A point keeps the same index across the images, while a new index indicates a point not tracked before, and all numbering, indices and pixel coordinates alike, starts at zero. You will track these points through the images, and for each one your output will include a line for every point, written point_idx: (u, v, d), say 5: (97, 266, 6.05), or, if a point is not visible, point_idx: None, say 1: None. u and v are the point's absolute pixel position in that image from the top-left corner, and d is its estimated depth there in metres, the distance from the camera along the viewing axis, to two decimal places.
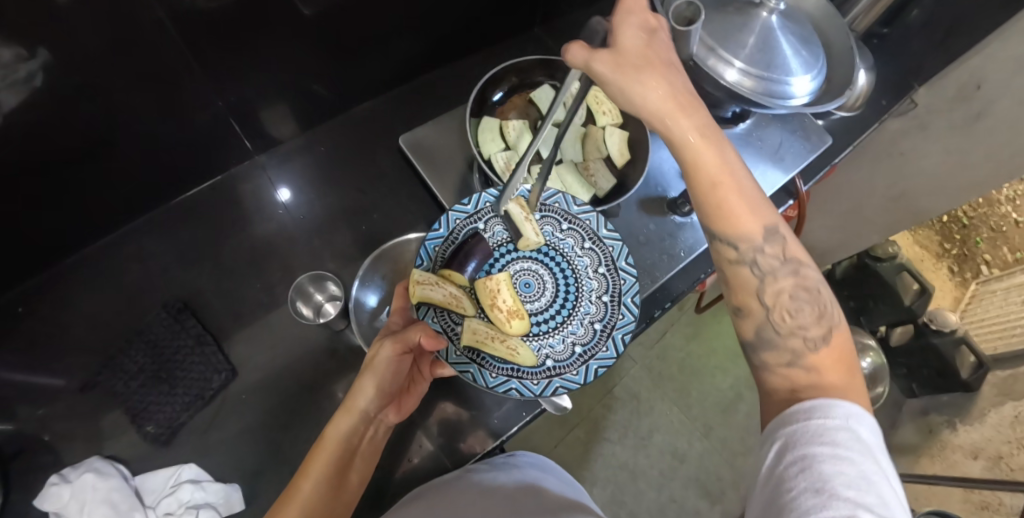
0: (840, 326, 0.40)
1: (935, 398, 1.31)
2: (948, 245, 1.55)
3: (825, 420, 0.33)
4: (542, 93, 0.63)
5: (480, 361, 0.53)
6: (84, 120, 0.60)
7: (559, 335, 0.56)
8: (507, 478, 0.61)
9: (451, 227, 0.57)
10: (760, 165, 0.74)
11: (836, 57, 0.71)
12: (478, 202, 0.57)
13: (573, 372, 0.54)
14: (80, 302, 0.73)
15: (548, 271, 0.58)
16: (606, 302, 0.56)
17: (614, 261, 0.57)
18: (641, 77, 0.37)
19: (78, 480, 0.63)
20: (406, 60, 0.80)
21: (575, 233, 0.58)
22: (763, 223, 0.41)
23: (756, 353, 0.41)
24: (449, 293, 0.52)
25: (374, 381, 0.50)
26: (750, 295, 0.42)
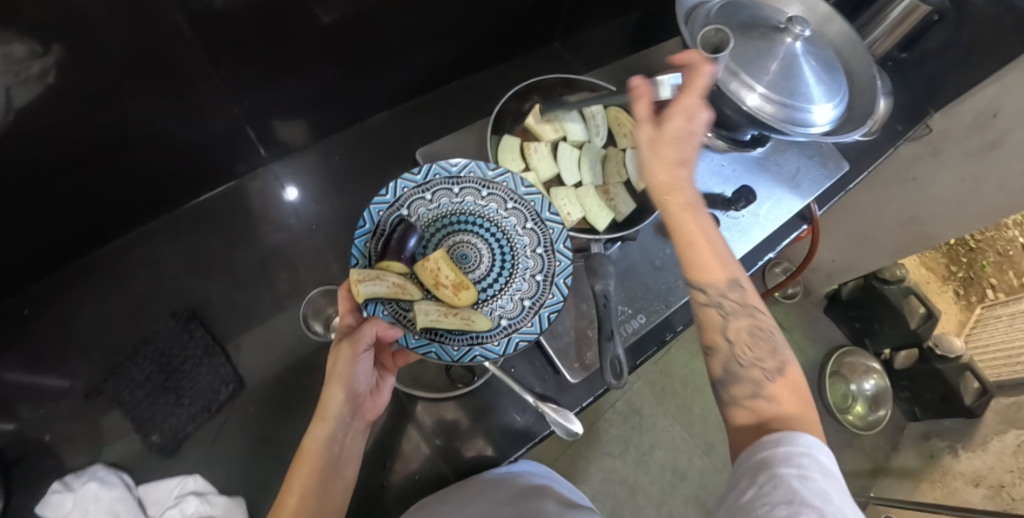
0: (793, 365, 0.44)
1: (936, 423, 1.30)
2: (954, 268, 1.54)
3: (791, 447, 0.36)
4: (563, 112, 0.60)
5: (439, 336, 0.51)
6: (99, 121, 0.59)
7: (507, 294, 0.54)
8: (508, 488, 0.59)
9: (376, 221, 0.53)
10: (776, 191, 0.73)
11: (858, 85, 0.70)
12: (396, 190, 0.54)
13: (528, 324, 0.53)
14: (87, 305, 0.72)
15: (481, 238, 0.56)
16: (543, 253, 0.55)
17: (540, 214, 0.55)
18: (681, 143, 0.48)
19: (81, 488, 0.61)
20: (424, 71, 0.80)
21: (495, 196, 0.55)
22: (729, 274, 0.46)
23: (724, 389, 0.44)
24: (382, 285, 0.48)
25: (341, 385, 0.47)
26: (715, 333, 0.46)
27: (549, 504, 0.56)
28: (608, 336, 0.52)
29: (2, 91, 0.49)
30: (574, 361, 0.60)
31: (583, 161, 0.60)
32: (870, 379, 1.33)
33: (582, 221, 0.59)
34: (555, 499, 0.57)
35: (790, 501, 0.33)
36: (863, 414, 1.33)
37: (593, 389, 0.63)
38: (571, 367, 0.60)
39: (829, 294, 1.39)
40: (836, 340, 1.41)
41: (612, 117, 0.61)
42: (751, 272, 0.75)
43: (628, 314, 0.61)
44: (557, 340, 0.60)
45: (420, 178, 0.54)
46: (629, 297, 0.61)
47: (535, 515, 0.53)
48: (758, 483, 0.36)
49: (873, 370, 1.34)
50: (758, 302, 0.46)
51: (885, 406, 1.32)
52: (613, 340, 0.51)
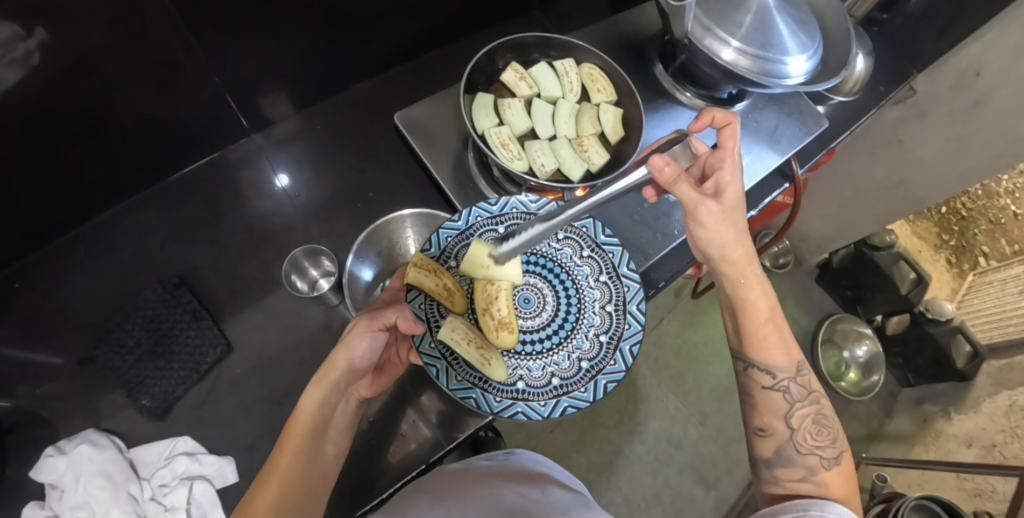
0: (847, 454, 0.48)
1: (930, 388, 1.31)
2: (946, 237, 1.54)
3: (822, 513, 0.40)
4: (538, 70, 0.62)
5: (452, 360, 0.52)
6: (81, 92, 0.59)
7: (541, 362, 0.54)
8: (508, 472, 0.55)
9: (470, 222, 0.55)
10: (755, 147, 0.74)
11: (833, 39, 0.71)
12: (506, 205, 0.55)
13: (539, 402, 0.52)
14: (76, 278, 0.72)
15: (552, 291, 0.57)
16: (611, 312, 0.56)
17: (596, 240, 0.58)
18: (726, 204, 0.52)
19: (73, 451, 0.61)
20: (404, 41, 0.79)
21: (572, 242, 0.58)
22: (796, 359, 0.50)
23: (768, 468, 0.48)
24: (443, 284, 0.51)
25: (345, 355, 0.49)
26: (776, 417, 0.49)
27: (554, 492, 0.52)
28: None
29: None
30: None
31: (558, 116, 0.61)
32: (862, 346, 1.34)
33: (556, 174, 0.59)
34: (558, 488, 0.54)
35: None
36: (857, 380, 1.33)
37: None
38: None
39: (821, 264, 1.40)
40: (828, 308, 1.42)
41: (586, 74, 0.62)
42: None
43: None
44: None
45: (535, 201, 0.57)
46: None
47: (540, 500, 0.49)
48: None
49: (865, 336, 1.35)
50: (822, 391, 0.50)
51: (879, 371, 1.32)
52: None
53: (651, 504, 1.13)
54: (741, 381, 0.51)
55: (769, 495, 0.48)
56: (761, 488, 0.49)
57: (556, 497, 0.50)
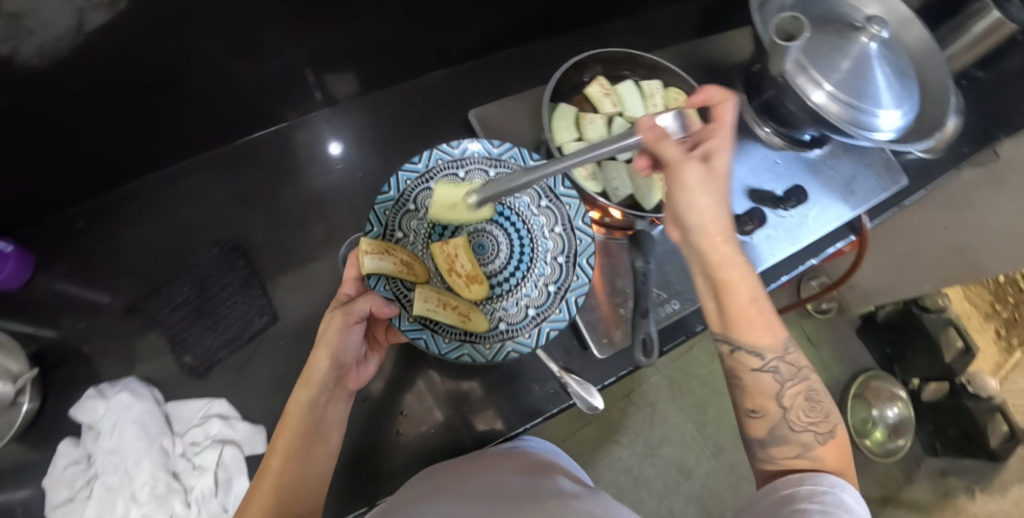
0: (840, 426, 0.47)
1: (956, 461, 1.26)
2: (999, 307, 1.45)
3: (816, 486, 0.41)
4: (624, 87, 0.60)
5: (434, 327, 0.52)
6: (166, 44, 0.59)
7: (513, 299, 0.55)
8: (516, 458, 0.58)
9: (401, 189, 0.55)
10: (829, 194, 0.71)
11: (928, 97, 0.69)
12: (430, 160, 0.56)
13: (525, 335, 0.54)
14: (135, 225, 0.73)
15: (503, 234, 0.57)
16: (561, 232, 0.56)
17: (553, 190, 0.56)
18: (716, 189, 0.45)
19: (114, 397, 0.62)
20: (485, 34, 0.77)
21: (509, 179, 0.56)
22: (780, 337, 0.46)
23: (763, 448, 0.47)
24: (392, 258, 0.50)
25: (327, 353, 0.47)
26: (768, 398, 0.47)
27: (562, 480, 0.54)
28: (643, 314, 0.51)
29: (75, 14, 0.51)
30: (602, 336, 0.56)
31: None
32: (893, 407, 1.28)
33: (628, 199, 0.58)
34: (569, 479, 0.56)
35: None
36: (882, 441, 1.28)
37: (617, 369, 0.59)
38: (599, 342, 0.55)
39: (863, 315, 1.35)
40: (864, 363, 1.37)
41: (672, 98, 0.60)
42: (790, 274, 0.72)
43: (663, 298, 0.59)
44: (587, 312, 0.56)
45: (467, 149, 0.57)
46: (664, 281, 0.60)
47: (550, 489, 0.51)
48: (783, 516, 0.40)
49: (898, 398, 1.29)
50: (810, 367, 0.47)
51: (906, 435, 1.27)
52: (646, 319, 0.50)
53: None
54: (727, 365, 0.48)
55: (764, 469, 0.47)
56: (756, 469, 0.48)
57: (561, 486, 0.53)
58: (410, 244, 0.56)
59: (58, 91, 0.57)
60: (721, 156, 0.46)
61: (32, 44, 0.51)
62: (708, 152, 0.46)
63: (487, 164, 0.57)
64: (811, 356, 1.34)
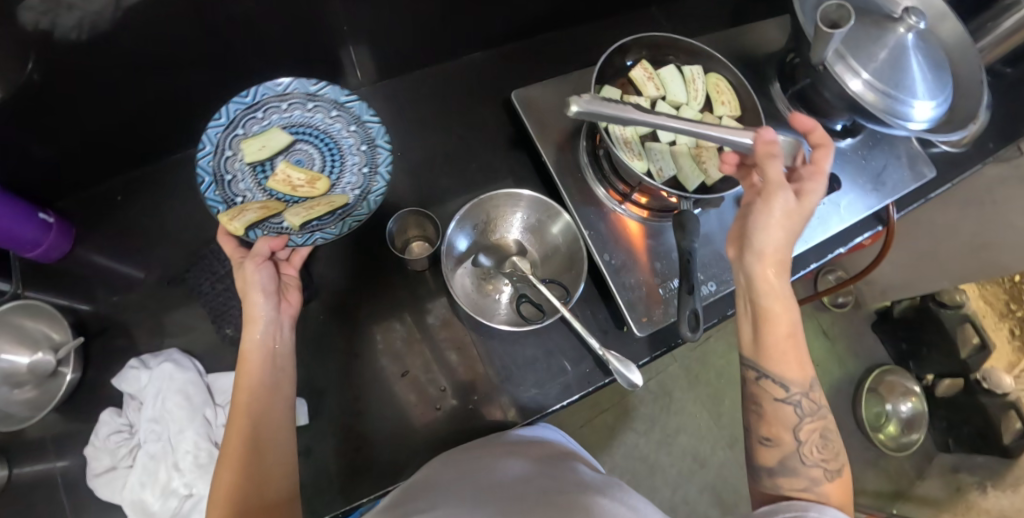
0: (846, 468, 0.47)
1: (969, 457, 1.27)
2: (1015, 306, 1.45)
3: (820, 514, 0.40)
4: (667, 71, 0.61)
5: (315, 229, 0.58)
6: (213, 22, 0.59)
7: (344, 182, 0.63)
8: (532, 449, 0.54)
9: (215, 143, 0.59)
10: (860, 184, 0.72)
11: (963, 90, 0.69)
12: (230, 112, 0.60)
13: (361, 206, 0.60)
14: (174, 200, 0.74)
15: (310, 145, 0.63)
16: (355, 127, 0.64)
17: (339, 101, 0.63)
18: (794, 224, 0.49)
19: (158, 367, 0.63)
20: (522, 19, 0.77)
21: (296, 103, 0.63)
22: (808, 376, 0.48)
23: (771, 477, 0.47)
24: (249, 206, 0.56)
25: (256, 294, 0.53)
26: (785, 429, 0.47)
27: (584, 470, 0.50)
28: (690, 290, 0.52)
29: None
30: (641, 315, 0.56)
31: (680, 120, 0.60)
32: (907, 401, 1.30)
33: (671, 181, 0.58)
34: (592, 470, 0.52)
35: None
36: (896, 435, 1.30)
37: (654, 347, 0.60)
38: (638, 321, 0.56)
39: (880, 310, 1.36)
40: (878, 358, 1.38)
41: (712, 84, 0.61)
42: (818, 262, 0.73)
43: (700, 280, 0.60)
44: (627, 291, 0.57)
45: (249, 100, 0.60)
46: (702, 264, 0.60)
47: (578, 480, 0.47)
48: None
49: (911, 393, 1.31)
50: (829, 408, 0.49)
51: (919, 429, 1.29)
52: (693, 296, 0.52)
53: None
54: (750, 390, 0.49)
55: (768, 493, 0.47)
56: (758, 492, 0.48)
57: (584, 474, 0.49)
58: (243, 185, 0.60)
59: (100, 65, 0.58)
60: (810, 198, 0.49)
61: (70, 20, 0.51)
62: (801, 189, 0.49)
63: (262, 109, 0.61)
64: (826, 349, 1.36)
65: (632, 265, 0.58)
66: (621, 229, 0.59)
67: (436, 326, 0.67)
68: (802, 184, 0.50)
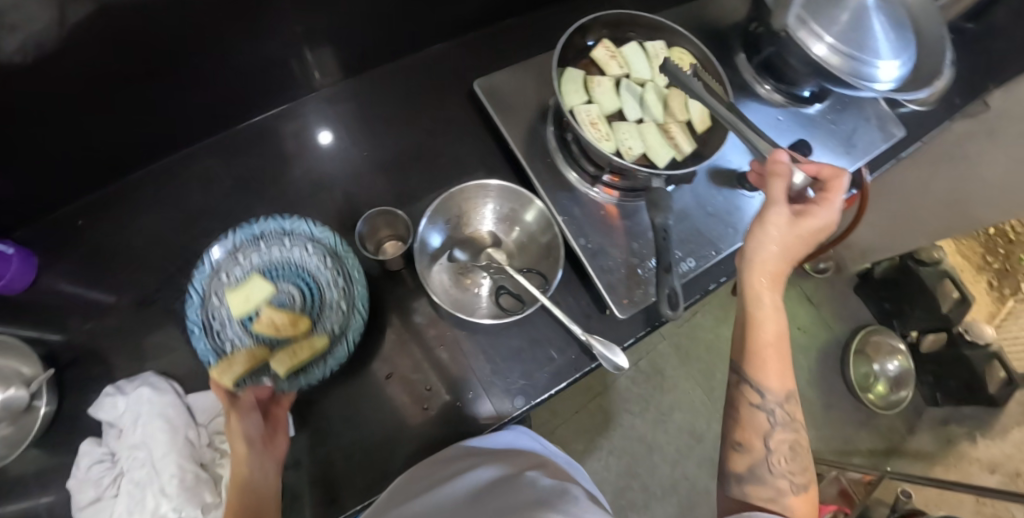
0: (814, 484, 0.46)
1: (956, 409, 1.30)
2: (990, 258, 1.48)
3: None
4: (629, 49, 0.60)
5: (300, 374, 0.57)
6: (161, 31, 0.57)
7: (325, 322, 0.63)
8: (510, 458, 0.53)
9: (202, 289, 0.61)
10: (831, 147, 0.72)
11: (927, 47, 0.69)
12: (212, 260, 0.62)
13: (342, 343, 0.60)
14: (136, 220, 0.71)
15: (291, 285, 0.64)
16: (330, 260, 0.64)
17: (313, 236, 0.64)
18: (793, 241, 0.49)
19: (134, 392, 0.61)
20: (482, 6, 0.75)
21: (272, 242, 0.64)
22: (787, 387, 0.48)
23: (739, 484, 0.46)
24: (236, 357, 0.56)
25: (241, 443, 0.50)
26: (756, 435, 0.47)
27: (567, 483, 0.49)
28: (666, 270, 0.52)
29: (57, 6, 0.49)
30: (622, 296, 0.56)
31: (646, 98, 0.59)
32: (893, 361, 1.32)
33: (642, 158, 0.57)
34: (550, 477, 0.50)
35: None
36: (884, 394, 1.31)
37: (638, 328, 0.59)
38: (618, 302, 0.55)
39: (861, 273, 1.37)
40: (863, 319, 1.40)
41: (676, 59, 0.61)
42: None
43: (677, 257, 0.59)
44: (605, 274, 0.56)
45: (229, 244, 0.63)
46: (678, 240, 0.60)
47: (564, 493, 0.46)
48: None
49: (897, 352, 1.32)
50: (802, 422, 0.48)
51: (908, 387, 1.30)
52: (671, 273, 0.51)
53: (667, 493, 1.14)
54: (730, 394, 0.49)
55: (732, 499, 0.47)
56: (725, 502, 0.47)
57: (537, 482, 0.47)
58: (230, 332, 0.60)
59: (43, 84, 0.55)
60: (814, 219, 0.49)
61: (12, 40, 0.49)
62: (805, 211, 0.50)
63: (242, 253, 0.64)
64: (812, 315, 1.37)
65: (609, 248, 0.57)
66: (595, 212, 0.59)
67: (421, 324, 0.66)
68: (806, 207, 0.50)
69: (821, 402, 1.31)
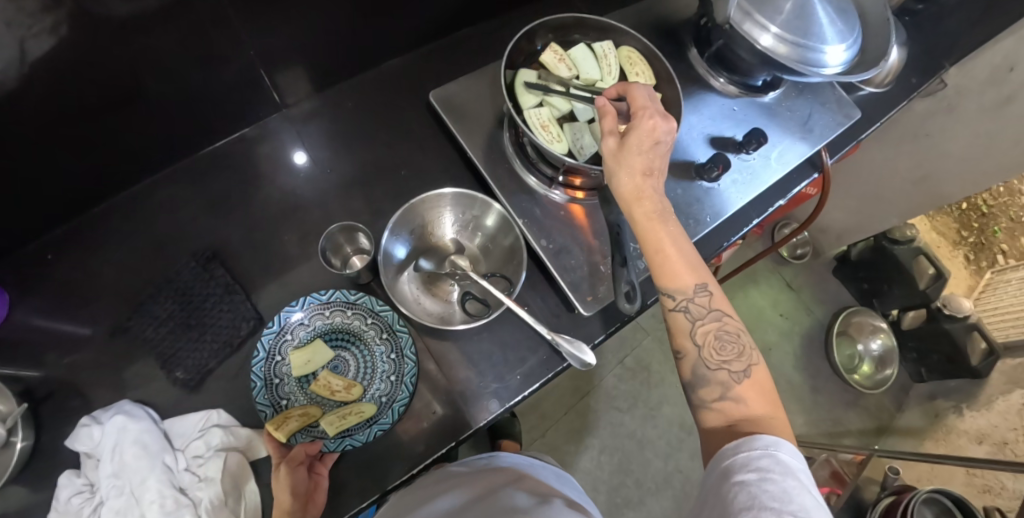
0: (758, 365, 0.46)
1: (942, 384, 1.31)
2: (965, 233, 1.52)
3: (749, 453, 0.39)
4: (578, 51, 0.61)
5: (345, 437, 0.59)
6: (118, 63, 0.57)
7: (373, 391, 0.63)
8: (488, 470, 0.56)
9: (269, 346, 0.62)
10: (787, 134, 0.73)
11: (873, 30, 0.71)
12: (282, 320, 0.63)
13: (384, 415, 0.61)
14: (105, 251, 0.71)
15: (349, 352, 0.65)
16: (388, 336, 0.64)
17: (373, 311, 0.65)
18: (633, 160, 0.49)
19: (109, 421, 0.60)
20: (439, 18, 0.77)
21: (338, 307, 0.65)
22: (696, 278, 0.47)
23: (693, 391, 0.47)
24: (291, 411, 0.58)
25: (287, 495, 0.53)
26: (685, 337, 0.48)
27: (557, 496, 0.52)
28: (622, 263, 0.53)
29: (15, 45, 0.49)
30: (586, 294, 0.57)
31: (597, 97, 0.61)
32: (877, 339, 1.35)
33: (595, 156, 0.59)
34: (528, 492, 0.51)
35: (751, 506, 0.36)
36: (870, 374, 1.34)
37: (607, 325, 0.60)
38: (584, 301, 0.56)
39: (838, 256, 1.40)
40: (844, 301, 1.42)
41: (624, 57, 0.63)
42: (760, 217, 0.74)
43: (640, 251, 0.60)
44: (570, 272, 0.57)
45: (299, 308, 0.64)
46: None
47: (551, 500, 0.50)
48: (725, 491, 0.38)
49: (880, 330, 1.35)
50: (726, 306, 0.47)
51: (893, 365, 1.32)
52: (627, 267, 0.52)
53: (662, 487, 1.14)
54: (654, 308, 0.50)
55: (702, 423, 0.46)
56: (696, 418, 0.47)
57: (513, 499, 0.48)
58: (288, 387, 0.62)
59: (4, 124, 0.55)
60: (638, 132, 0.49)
61: None
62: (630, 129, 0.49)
63: (309, 317, 0.64)
64: (793, 300, 1.39)
65: (571, 247, 0.58)
66: (558, 213, 0.60)
67: None
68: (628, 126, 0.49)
69: (808, 385, 1.33)
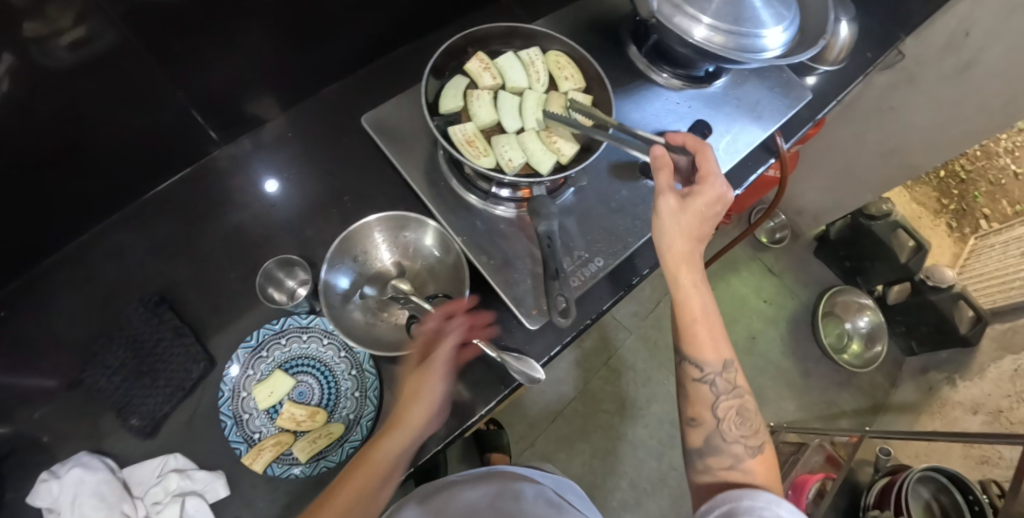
0: (767, 443, 0.49)
1: (934, 356, 1.29)
2: (946, 201, 1.50)
3: (752, 501, 0.41)
4: (504, 60, 0.61)
5: (320, 459, 0.58)
6: (48, 118, 0.56)
7: (341, 411, 0.62)
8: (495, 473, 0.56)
9: (231, 385, 0.61)
10: (736, 121, 0.72)
11: (811, 10, 0.70)
12: (240, 354, 0.62)
13: (354, 433, 0.60)
14: (54, 304, 0.70)
15: (311, 376, 0.63)
16: (346, 354, 0.64)
17: (328, 332, 0.64)
18: (689, 219, 0.51)
19: (66, 475, 0.60)
20: (372, 39, 0.76)
21: (293, 335, 0.64)
22: (723, 357, 0.50)
23: (700, 458, 0.49)
24: (264, 445, 0.58)
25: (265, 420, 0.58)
26: (705, 408, 0.50)
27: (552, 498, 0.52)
28: (554, 276, 0.55)
29: None
30: (530, 307, 0.56)
31: (526, 105, 0.60)
32: (864, 316, 1.33)
33: (525, 167, 0.58)
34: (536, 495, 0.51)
35: None
36: (860, 352, 1.33)
37: (561, 337, 0.60)
38: (528, 314, 0.55)
39: (817, 236, 1.38)
40: (827, 281, 1.40)
41: (553, 62, 0.62)
42: None
43: (586, 258, 0.60)
44: (512, 287, 0.56)
45: (253, 342, 0.63)
46: (586, 242, 0.60)
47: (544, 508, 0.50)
48: None
49: (866, 307, 1.33)
50: (746, 387, 0.51)
51: (882, 341, 1.30)
52: (558, 279, 0.55)
53: (657, 486, 1.13)
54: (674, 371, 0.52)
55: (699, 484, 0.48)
56: (693, 482, 0.49)
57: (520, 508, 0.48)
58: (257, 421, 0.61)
59: None
60: (700, 197, 0.51)
61: None
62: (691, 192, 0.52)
63: (265, 349, 0.63)
64: (775, 285, 1.38)
65: (514, 260, 0.58)
66: (500, 227, 0.59)
67: None
68: (691, 188, 0.52)
69: (799, 370, 1.32)
